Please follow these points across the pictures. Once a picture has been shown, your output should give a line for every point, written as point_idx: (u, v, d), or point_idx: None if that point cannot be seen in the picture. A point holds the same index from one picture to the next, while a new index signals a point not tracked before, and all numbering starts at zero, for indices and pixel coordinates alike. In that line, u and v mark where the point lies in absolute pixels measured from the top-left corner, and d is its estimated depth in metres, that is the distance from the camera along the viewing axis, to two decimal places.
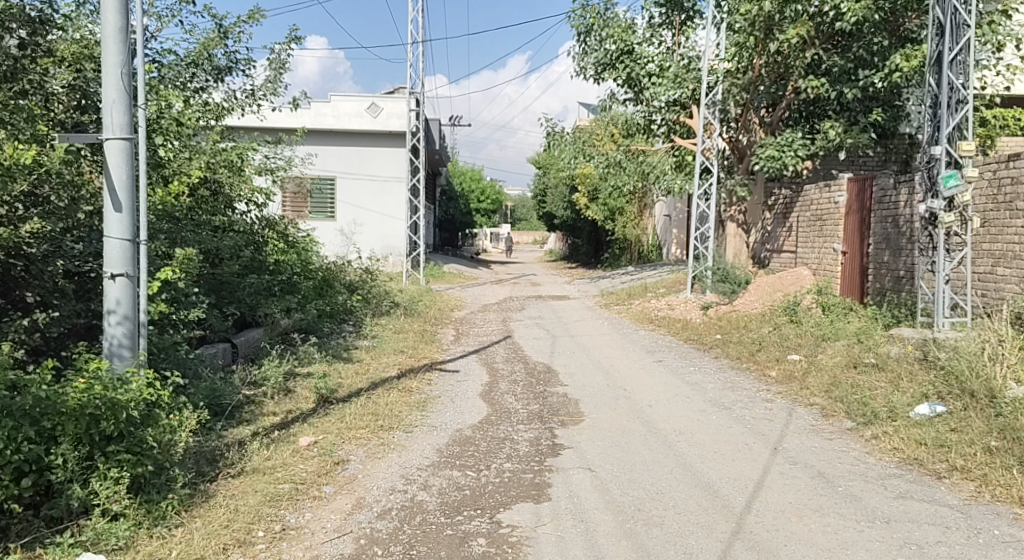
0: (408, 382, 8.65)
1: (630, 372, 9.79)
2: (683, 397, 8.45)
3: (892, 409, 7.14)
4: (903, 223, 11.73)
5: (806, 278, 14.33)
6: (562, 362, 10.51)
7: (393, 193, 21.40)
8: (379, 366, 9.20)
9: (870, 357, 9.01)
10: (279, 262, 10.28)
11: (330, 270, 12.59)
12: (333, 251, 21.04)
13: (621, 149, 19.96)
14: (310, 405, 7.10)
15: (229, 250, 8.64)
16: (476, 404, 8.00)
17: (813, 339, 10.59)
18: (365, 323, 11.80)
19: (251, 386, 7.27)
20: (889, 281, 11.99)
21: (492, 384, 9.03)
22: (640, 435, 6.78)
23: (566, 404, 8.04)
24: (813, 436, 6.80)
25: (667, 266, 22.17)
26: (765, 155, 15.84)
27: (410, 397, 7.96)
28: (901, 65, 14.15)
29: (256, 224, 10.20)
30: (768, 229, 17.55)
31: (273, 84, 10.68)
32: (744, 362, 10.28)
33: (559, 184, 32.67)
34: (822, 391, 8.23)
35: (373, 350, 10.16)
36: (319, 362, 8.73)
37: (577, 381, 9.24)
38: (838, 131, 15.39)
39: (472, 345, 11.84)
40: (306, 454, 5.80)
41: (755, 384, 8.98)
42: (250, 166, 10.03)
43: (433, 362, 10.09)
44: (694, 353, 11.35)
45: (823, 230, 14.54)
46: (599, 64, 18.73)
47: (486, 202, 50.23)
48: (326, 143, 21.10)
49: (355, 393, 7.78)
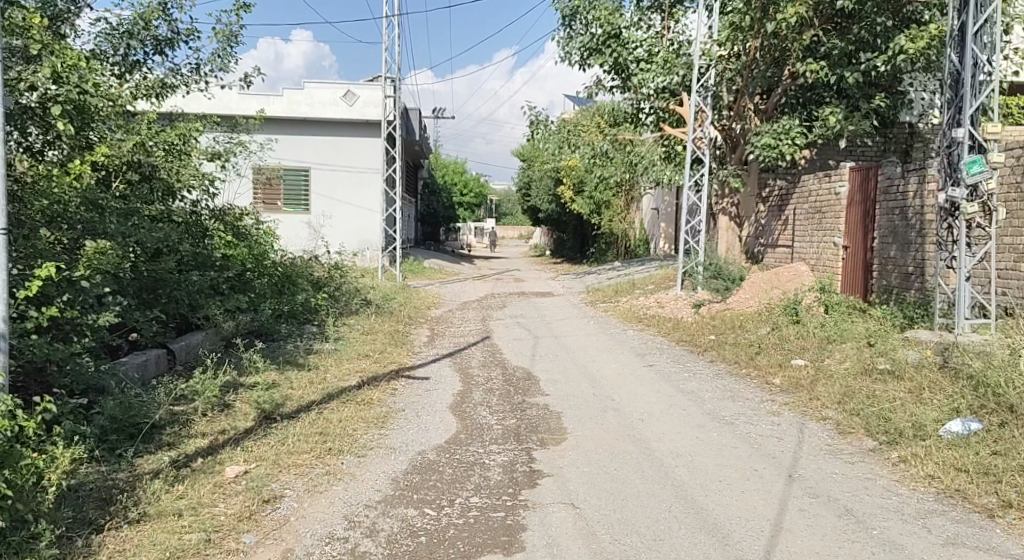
0: (369, 393, 7.66)
1: (618, 379, 8.84)
2: (678, 408, 7.53)
3: (921, 425, 6.21)
4: (912, 216, 10.81)
5: (803, 275, 13.51)
6: (543, 367, 9.57)
7: (371, 186, 20.43)
8: (339, 374, 8.21)
9: (884, 363, 8.14)
10: (226, 257, 9.21)
11: (292, 266, 11.59)
12: (298, 246, 19.90)
13: (607, 138, 18.94)
14: (248, 424, 6.11)
15: (166, 244, 7.67)
16: (444, 418, 7.04)
17: (818, 341, 9.72)
18: (330, 324, 10.77)
19: (180, 402, 6.28)
20: (897, 277, 11.11)
21: (466, 394, 8.06)
22: (630, 458, 5.86)
23: (547, 419, 7.08)
24: (832, 458, 5.88)
25: (655, 261, 21.16)
26: (761, 144, 14.90)
27: (369, 412, 6.97)
28: (906, 47, 13.27)
29: (202, 214, 9.17)
30: (762, 223, 16.67)
31: (223, 59, 9.69)
32: (744, 367, 9.35)
33: (544, 176, 31.73)
34: (835, 402, 7.33)
35: (335, 355, 9.16)
36: (270, 371, 7.74)
37: (559, 390, 8.28)
38: (839, 117, 14.45)
39: (447, 347, 10.87)
40: (229, 491, 4.82)
41: (758, 394, 8.05)
42: (196, 150, 9.02)
43: (401, 367, 9.10)
44: (687, 356, 10.43)
45: (822, 223, 13.63)
46: (585, 48, 17.78)
47: (470, 195, 49.23)
48: (297, 131, 20.05)
49: (305, 408, 6.79)
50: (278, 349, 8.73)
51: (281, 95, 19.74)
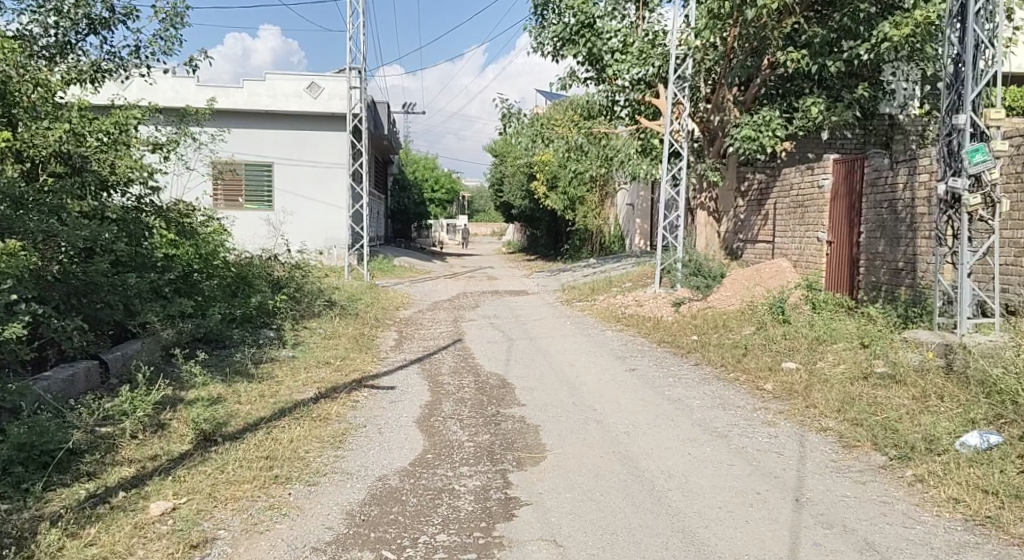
0: (327, 407, 6.96)
1: (598, 385, 8.21)
2: (664, 418, 6.92)
3: (934, 438, 5.66)
4: (901, 209, 10.30)
5: (786, 271, 13.00)
6: (518, 372, 8.93)
7: (337, 181, 19.66)
8: (293, 385, 7.50)
9: (882, 366, 7.58)
10: (168, 257, 8.45)
11: (247, 266, 10.84)
12: (255, 244, 19.01)
13: (582, 131, 18.30)
14: (183, 449, 5.45)
15: (101, 243, 6.97)
16: (409, 435, 6.36)
17: (808, 342, 9.18)
18: (288, 329, 10.03)
19: (107, 424, 5.59)
20: (886, 273, 10.59)
21: (434, 404, 7.41)
22: (616, 480, 5.26)
23: (523, 433, 6.45)
24: (839, 477, 5.32)
25: (631, 258, 20.57)
26: (741, 135, 14.34)
27: (324, 430, 6.28)
28: (890, 34, 12.77)
29: (144, 210, 8.39)
30: (741, 218, 16.13)
31: (168, 43, 9.11)
32: (731, 370, 8.76)
33: (517, 172, 31.02)
34: (835, 410, 6.75)
35: (291, 363, 8.46)
36: (217, 386, 7.05)
37: (536, 399, 7.64)
38: (821, 108, 13.93)
39: (415, 352, 10.17)
40: (150, 536, 4.18)
41: (748, 400, 7.45)
42: (136, 140, 8.28)
43: (364, 376, 8.41)
44: (670, 358, 9.84)
45: (804, 217, 13.11)
46: (558, 38, 17.16)
47: (442, 191, 48.36)
48: (257, 125, 19.21)
49: (251, 427, 6.12)
50: (228, 360, 8.02)
51: (241, 86, 18.86)
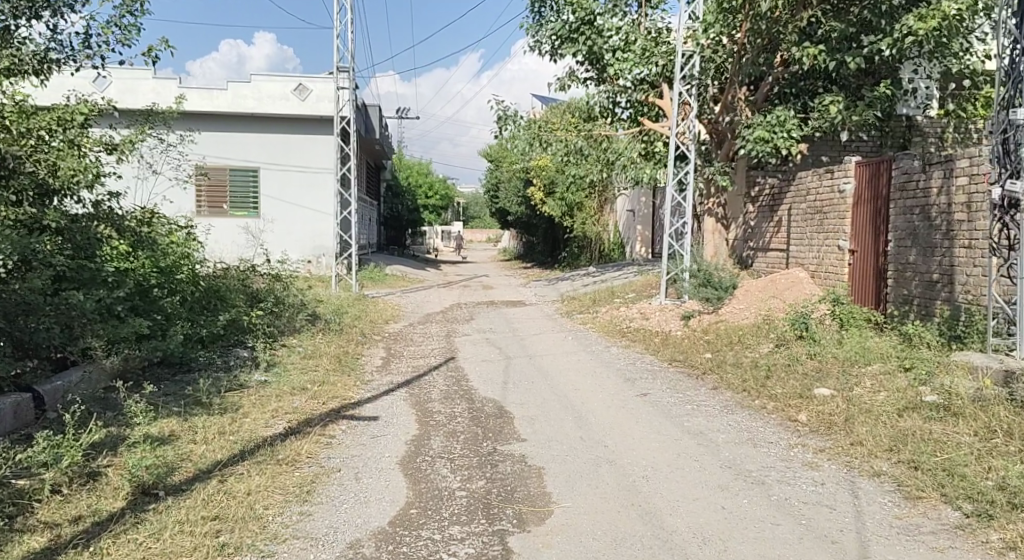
0: (297, 445, 6.02)
1: (608, 415, 7.28)
2: (687, 456, 6.00)
3: (1018, 490, 4.81)
4: (935, 216, 9.39)
5: (803, 281, 12.08)
6: (517, 398, 7.99)
7: (326, 187, 18.73)
8: (261, 419, 6.57)
9: (931, 396, 6.69)
10: (121, 271, 7.41)
11: (219, 278, 9.88)
12: (236, 255, 18.07)
13: (581, 134, 17.20)
14: (114, 508, 4.54)
15: (36, 256, 6.10)
16: (390, 482, 5.42)
17: (839, 365, 8.28)
18: (263, 349, 9.08)
19: (24, 476, 4.72)
20: (918, 285, 9.66)
21: (421, 440, 6.45)
22: (637, 550, 4.44)
23: (524, 477, 5.53)
24: (909, 544, 4.45)
25: (633, 266, 19.65)
26: (753, 136, 13.39)
27: (291, 477, 5.35)
28: (915, 28, 11.85)
29: (90, 220, 7.46)
30: (751, 225, 15.22)
31: (125, 33, 8.24)
32: (755, 394, 7.86)
33: (514, 177, 30.13)
34: (886, 451, 5.84)
35: (263, 391, 7.52)
36: (169, 423, 6.11)
37: (538, 432, 6.71)
38: (841, 108, 12.99)
39: (403, 373, 9.20)
40: None
41: (781, 435, 6.51)
42: (87, 140, 7.38)
43: (345, 404, 7.48)
44: (684, 379, 8.91)
45: (823, 223, 12.19)
46: (556, 37, 16.28)
47: (436, 197, 47.29)
48: (240, 128, 18.30)
49: (203, 474, 5.19)
50: (187, 389, 7.08)
51: (225, 88, 17.96)
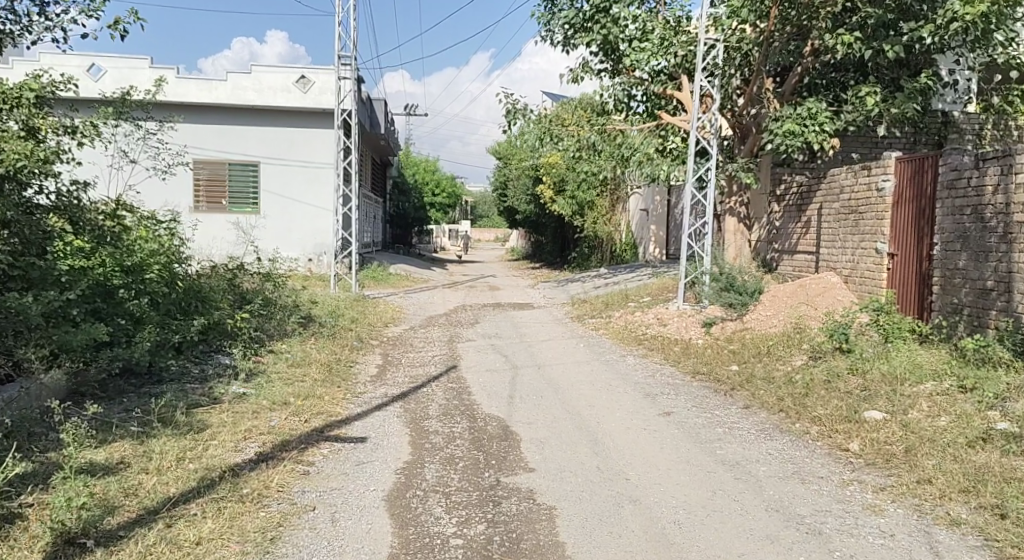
0: (268, 476, 5.14)
1: (629, 439, 6.37)
2: (722, 495, 5.08)
3: None
4: (989, 217, 8.45)
5: (837, 287, 11.12)
6: (525, 417, 7.08)
7: (326, 183, 17.88)
8: (230, 441, 5.71)
9: (1004, 424, 5.79)
10: (77, 271, 6.53)
11: (200, 277, 9.00)
12: (225, 253, 17.31)
13: (594, 128, 16.29)
14: None
15: None
16: (372, 525, 4.52)
17: (887, 382, 7.37)
18: (244, 356, 8.20)
19: None
20: (969, 293, 8.70)
21: (413, 468, 5.55)
22: None
23: (532, 521, 4.65)
24: None
25: (647, 269, 18.73)
26: (782, 130, 12.38)
27: (256, 518, 4.49)
28: (960, 13, 10.82)
29: (41, 212, 6.61)
30: (776, 225, 14.25)
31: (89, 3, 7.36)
32: (795, 415, 6.94)
33: (523, 176, 29.27)
34: (964, 492, 4.93)
35: (237, 406, 6.68)
36: (120, 447, 5.27)
37: (549, 460, 5.80)
38: (878, 99, 12.02)
39: (399, 385, 8.28)
40: None
41: (832, 468, 5.60)
42: (43, 121, 6.52)
43: (330, 423, 6.60)
44: (710, 395, 8.02)
45: (859, 224, 11.23)
46: (569, 25, 15.33)
47: (444, 196, 46.35)
48: (234, 120, 17.43)
49: (149, 516, 4.36)
50: (146, 406, 6.21)
51: (225, 80, 17.12)
